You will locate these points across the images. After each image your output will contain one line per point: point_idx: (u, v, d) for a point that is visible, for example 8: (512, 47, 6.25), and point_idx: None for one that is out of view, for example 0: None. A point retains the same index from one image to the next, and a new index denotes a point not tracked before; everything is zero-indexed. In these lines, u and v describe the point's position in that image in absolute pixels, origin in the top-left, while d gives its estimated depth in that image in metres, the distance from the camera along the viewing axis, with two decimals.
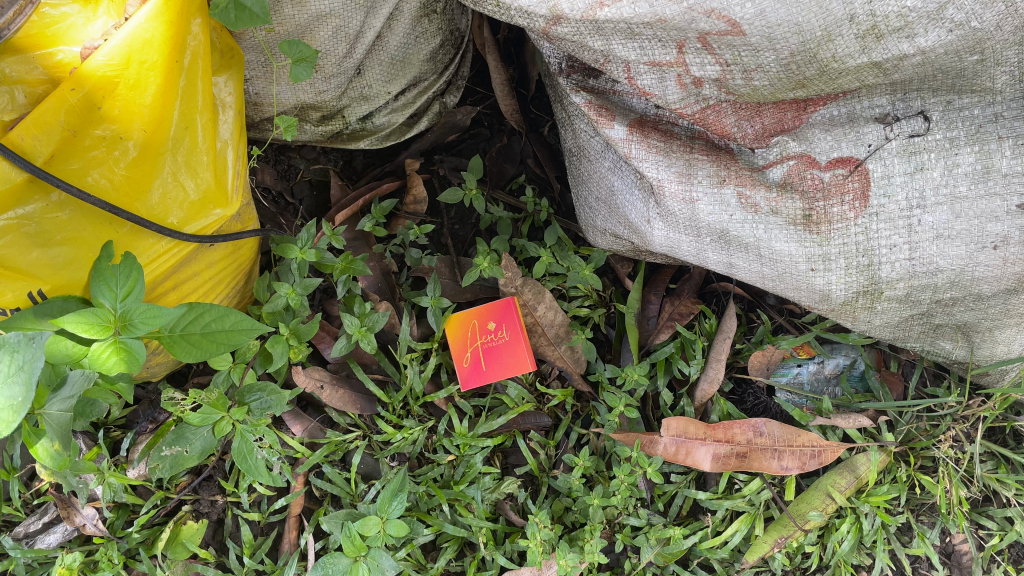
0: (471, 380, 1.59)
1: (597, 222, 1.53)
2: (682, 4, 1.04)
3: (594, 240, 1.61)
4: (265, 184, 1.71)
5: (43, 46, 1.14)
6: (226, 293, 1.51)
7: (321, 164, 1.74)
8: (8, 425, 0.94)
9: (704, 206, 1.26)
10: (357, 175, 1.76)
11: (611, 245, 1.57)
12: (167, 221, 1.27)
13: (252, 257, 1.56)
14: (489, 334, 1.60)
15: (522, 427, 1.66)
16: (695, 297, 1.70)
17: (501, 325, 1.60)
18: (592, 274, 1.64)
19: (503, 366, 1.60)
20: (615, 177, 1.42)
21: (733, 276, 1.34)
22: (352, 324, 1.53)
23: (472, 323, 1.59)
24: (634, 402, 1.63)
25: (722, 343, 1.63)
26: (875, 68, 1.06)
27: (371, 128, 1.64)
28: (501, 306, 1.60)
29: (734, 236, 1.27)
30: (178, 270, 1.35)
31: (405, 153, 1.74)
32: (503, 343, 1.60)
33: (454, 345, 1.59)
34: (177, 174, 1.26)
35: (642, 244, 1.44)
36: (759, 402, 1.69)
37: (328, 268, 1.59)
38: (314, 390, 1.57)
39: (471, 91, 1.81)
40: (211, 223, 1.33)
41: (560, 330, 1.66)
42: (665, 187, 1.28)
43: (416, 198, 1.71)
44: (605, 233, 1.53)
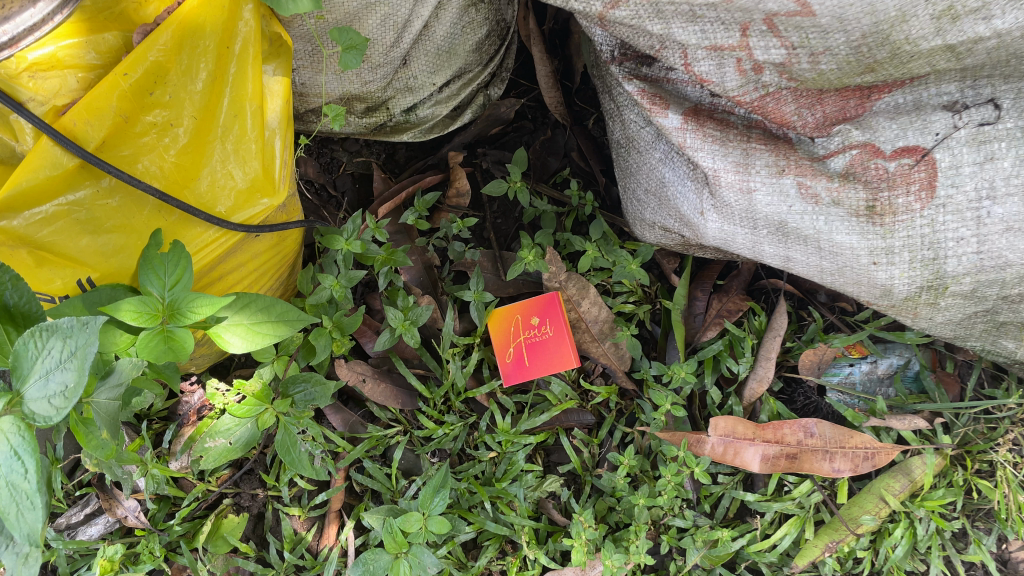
0: (514, 377, 1.57)
1: (646, 214, 1.49)
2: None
3: (643, 234, 1.57)
4: (308, 176, 1.70)
5: (95, 30, 1.13)
6: (270, 286, 1.49)
7: (365, 156, 1.72)
8: (60, 413, 0.88)
9: (761, 196, 1.23)
10: (400, 168, 1.73)
11: (660, 239, 1.53)
12: (215, 210, 1.26)
13: (296, 249, 1.54)
14: (531, 330, 1.57)
15: (565, 425, 1.62)
16: (745, 294, 1.65)
17: (543, 321, 1.58)
18: (639, 268, 1.59)
19: (546, 363, 1.57)
20: (665, 168, 1.38)
21: (791, 270, 1.31)
22: (398, 317, 1.52)
23: (514, 319, 1.59)
24: (680, 400, 1.59)
25: (772, 341, 1.58)
26: (948, 52, 1.02)
27: (415, 120, 1.62)
28: (543, 302, 1.58)
29: (793, 228, 1.23)
30: (224, 260, 1.34)
31: (448, 146, 1.71)
32: (547, 338, 1.57)
33: (497, 341, 1.59)
34: (226, 163, 1.25)
35: (694, 238, 1.40)
36: (810, 402, 1.64)
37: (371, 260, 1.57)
38: (357, 383, 1.56)
39: (515, 83, 1.79)
40: (259, 213, 1.31)
41: (605, 326, 1.63)
42: (722, 177, 1.25)
43: (460, 190, 1.69)
44: (654, 226, 1.50)
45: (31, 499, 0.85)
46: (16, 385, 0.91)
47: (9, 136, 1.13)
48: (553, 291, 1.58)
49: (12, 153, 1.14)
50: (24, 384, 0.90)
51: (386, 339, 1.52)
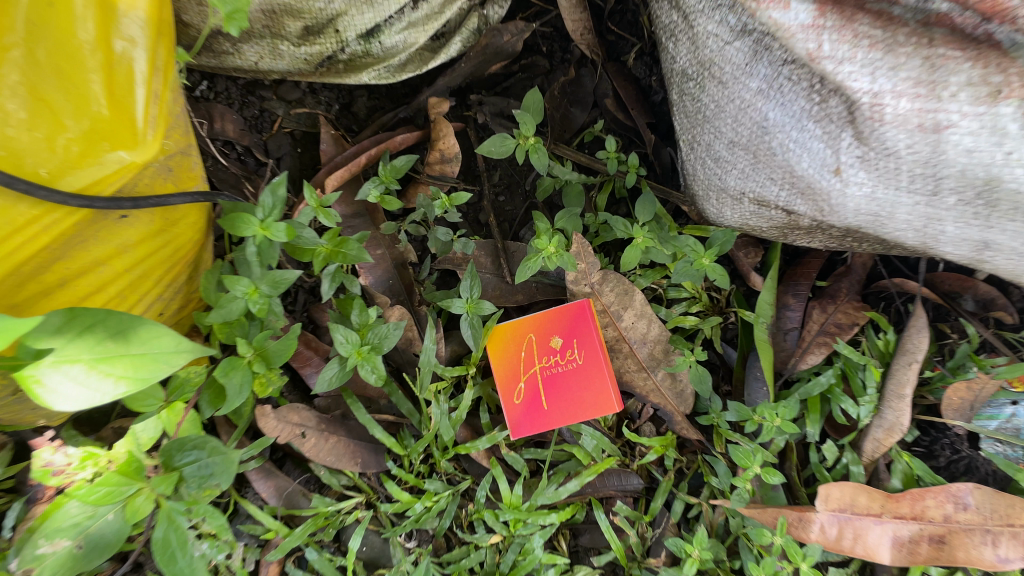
0: (524, 425, 1.07)
1: (729, 179, 0.98)
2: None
3: (720, 210, 1.05)
4: (227, 136, 1.17)
5: None
6: (162, 295, 0.97)
7: (308, 108, 1.20)
8: None
9: (954, 139, 0.70)
10: (359, 125, 1.21)
11: (746, 219, 1.02)
12: (25, 169, 0.72)
13: (194, 247, 1.01)
14: (552, 357, 1.07)
15: (601, 494, 1.11)
16: (860, 300, 1.14)
17: (568, 344, 1.07)
18: (715, 265, 1.04)
19: (571, 407, 1.06)
20: (767, 104, 0.87)
21: (979, 263, 0.82)
22: (351, 343, 1.00)
23: (527, 340, 1.08)
24: (772, 458, 1.08)
25: (907, 371, 1.07)
26: None
27: (378, 52, 1.11)
28: (571, 315, 1.07)
29: (1007, 192, 0.72)
30: (64, 254, 0.81)
31: (427, 91, 1.17)
32: (574, 370, 1.07)
33: (501, 371, 1.09)
34: (37, 86, 0.73)
35: (818, 214, 0.89)
36: (959, 457, 1.13)
37: (299, 254, 0.99)
38: (292, 439, 1.04)
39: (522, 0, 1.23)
40: (109, 175, 0.79)
41: (658, 351, 1.13)
42: (884, 106, 0.72)
43: (444, 154, 1.16)
44: (741, 199, 0.98)
45: None
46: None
47: None
48: (585, 300, 1.07)
49: None
50: None
51: (332, 375, 1.01)
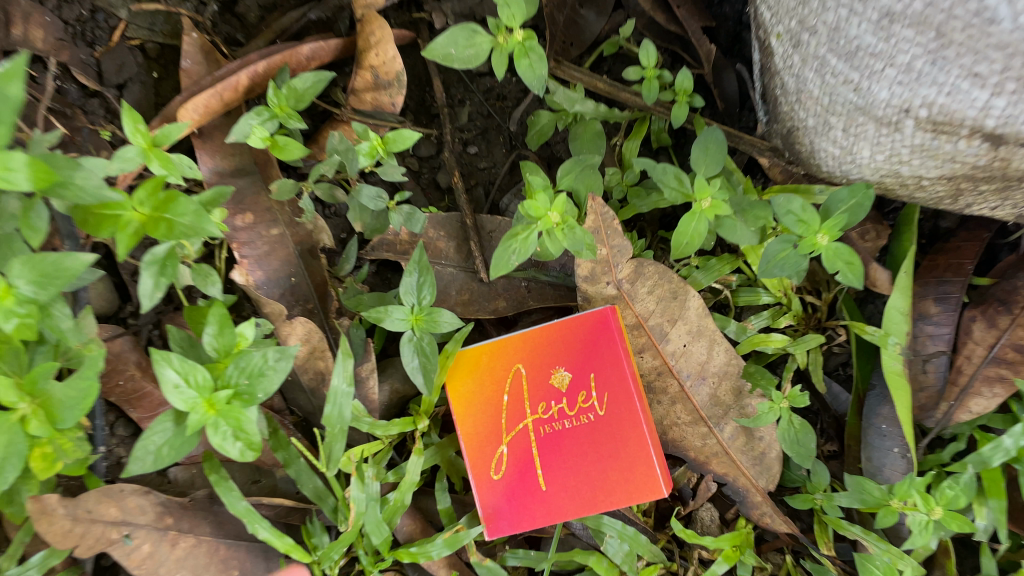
0: (505, 519, 0.64)
1: (871, 90, 0.53)
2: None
3: (834, 155, 0.60)
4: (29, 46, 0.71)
5: None
6: None
7: (164, 5, 0.75)
8: None
9: None
10: (247, 36, 0.77)
11: (892, 169, 0.57)
12: None
13: None
14: (555, 404, 0.64)
15: None
16: None
17: (582, 384, 0.64)
18: (840, 246, 0.59)
19: (585, 489, 0.63)
20: None
21: None
22: (195, 388, 0.56)
23: (512, 376, 0.64)
24: (918, 570, 0.66)
25: None
26: None
27: None
28: (587, 335, 0.64)
29: None
30: None
31: None
32: (591, 425, 0.64)
33: (466, 427, 0.65)
34: None
35: None
36: None
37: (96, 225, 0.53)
38: (106, 547, 0.62)
39: None
40: None
41: (723, 391, 0.69)
42: None
43: (379, 76, 0.71)
44: (896, 127, 0.53)
45: None
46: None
47: None
48: (610, 310, 0.64)
49: None
50: None
51: (158, 440, 0.56)
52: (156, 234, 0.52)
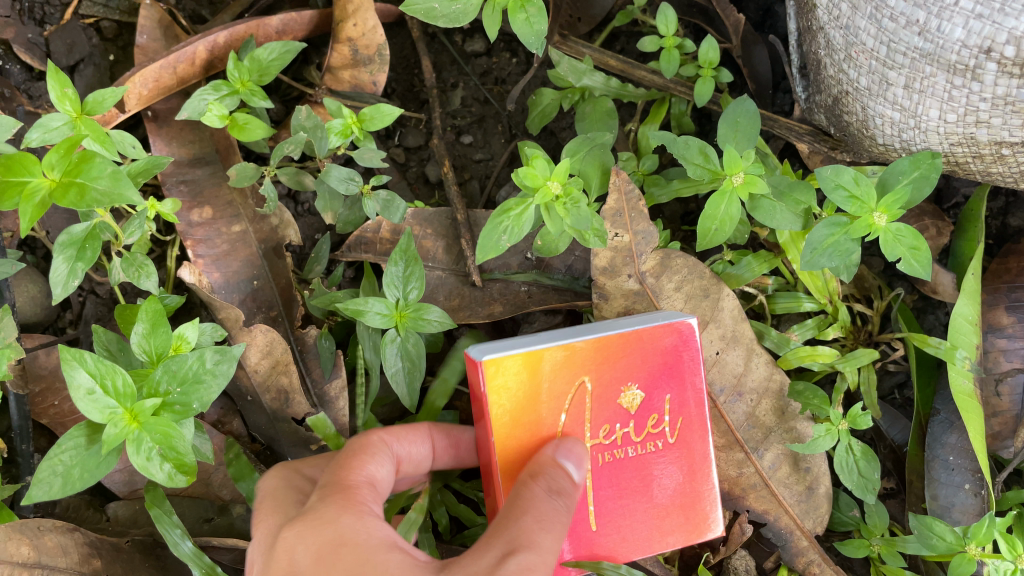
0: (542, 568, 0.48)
1: (942, 31, 0.43)
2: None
3: (899, 123, 0.50)
4: None
5: None
6: None
7: None
8: None
9: None
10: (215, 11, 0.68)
11: (972, 133, 0.47)
12: None
13: None
14: (618, 429, 0.49)
15: None
16: None
17: (652, 408, 0.50)
18: (898, 227, 0.50)
19: (610, 536, 0.50)
20: None
21: None
22: (112, 396, 0.44)
23: (576, 394, 0.48)
24: None
25: None
26: None
27: None
28: (658, 347, 0.50)
29: None
30: None
31: None
32: (647, 455, 0.50)
33: (506, 444, 0.47)
34: None
35: None
36: None
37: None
38: None
39: None
40: None
41: (763, 412, 0.58)
42: None
43: (357, 50, 0.62)
44: (972, 77, 0.44)
45: None
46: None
47: None
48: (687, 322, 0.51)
49: None
50: None
51: (65, 460, 0.45)
52: (64, 201, 0.42)
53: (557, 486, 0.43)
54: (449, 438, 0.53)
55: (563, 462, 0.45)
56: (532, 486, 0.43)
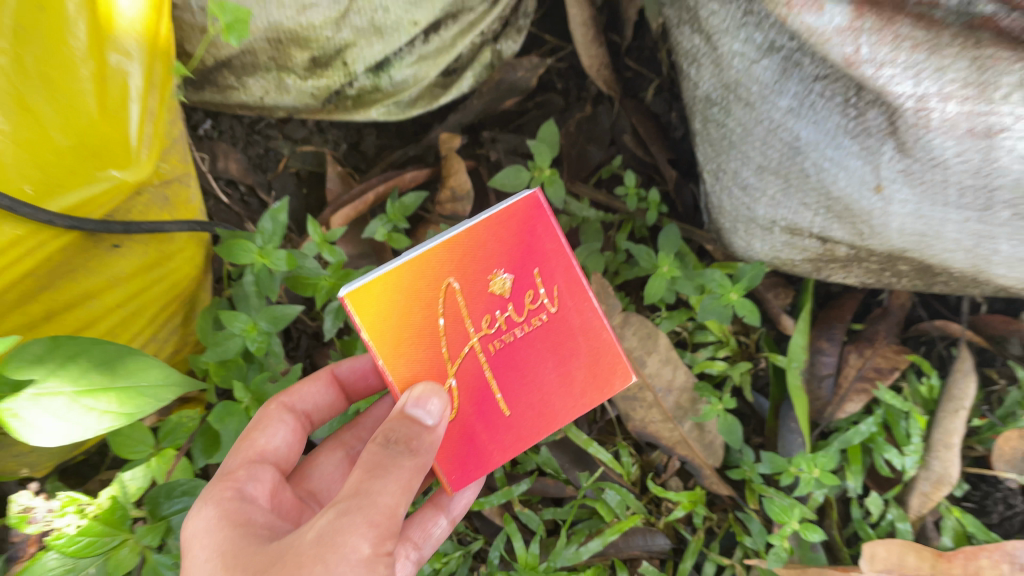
0: (472, 443, 0.75)
1: (755, 209, 0.93)
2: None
3: (748, 245, 0.99)
4: (230, 175, 1.14)
5: None
6: (149, 335, 0.93)
7: (315, 146, 1.16)
8: None
9: (1009, 149, 0.66)
10: (368, 164, 1.17)
11: (776, 253, 0.96)
12: (14, 193, 0.68)
13: (189, 278, 0.97)
14: (498, 316, 0.74)
15: (624, 555, 1.03)
16: (898, 344, 1.07)
17: (527, 283, 0.74)
18: (743, 301, 0.98)
19: (524, 399, 0.76)
20: (799, 126, 0.82)
21: None
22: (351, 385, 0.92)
23: (449, 294, 0.71)
24: (810, 516, 1.01)
25: (955, 421, 1.00)
26: None
27: (387, 87, 1.09)
28: (516, 231, 0.73)
29: None
30: (43, 287, 0.77)
31: (438, 128, 1.15)
32: (527, 335, 0.76)
33: (401, 362, 0.71)
34: (22, 99, 0.68)
35: (853, 241, 0.85)
36: (1014, 515, 1.03)
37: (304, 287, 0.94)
38: None
39: (535, 40, 1.20)
40: (98, 200, 0.75)
41: (684, 400, 1.05)
42: (930, 116, 0.69)
43: (456, 193, 1.11)
44: (772, 230, 0.93)
45: None
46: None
47: None
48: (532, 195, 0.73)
49: None
50: None
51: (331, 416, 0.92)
52: None
53: (395, 437, 0.64)
54: (351, 369, 0.92)
55: (413, 409, 0.66)
56: (370, 445, 0.64)
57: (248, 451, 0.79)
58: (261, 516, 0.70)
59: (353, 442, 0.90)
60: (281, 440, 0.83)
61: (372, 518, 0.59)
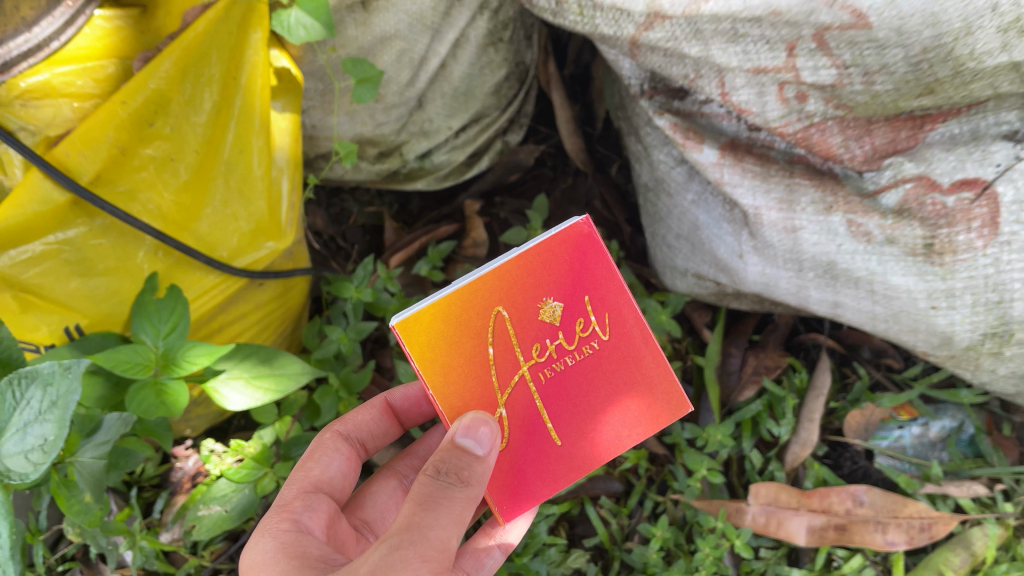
0: (539, 466, 1.00)
1: (676, 261, 1.42)
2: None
3: (673, 282, 1.48)
4: (316, 228, 1.62)
5: (92, 57, 1.03)
6: (275, 341, 1.41)
7: (376, 207, 1.65)
8: (39, 469, 0.91)
9: (808, 235, 1.15)
10: (413, 219, 1.65)
11: (692, 289, 1.44)
12: (216, 253, 1.18)
13: (302, 300, 1.45)
14: (546, 344, 0.98)
15: (591, 493, 1.50)
16: (782, 349, 1.57)
17: (576, 310, 0.99)
18: (670, 320, 1.46)
19: (567, 424, 1.00)
20: (699, 211, 1.29)
21: (839, 317, 1.22)
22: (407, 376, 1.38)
23: (500, 322, 0.95)
24: (717, 466, 1.48)
25: (816, 402, 1.50)
26: (1015, 70, 0.92)
27: (429, 167, 1.56)
28: (555, 266, 0.97)
29: (844, 269, 1.14)
30: (225, 309, 1.26)
31: (464, 195, 1.63)
32: (569, 365, 0.99)
33: (460, 389, 0.94)
34: (229, 202, 1.17)
35: (732, 285, 1.31)
36: (859, 467, 1.51)
37: (379, 311, 1.43)
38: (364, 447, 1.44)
39: (533, 130, 1.70)
40: (261, 258, 1.24)
41: None
42: (763, 215, 1.17)
43: (476, 241, 1.58)
44: (686, 274, 1.41)
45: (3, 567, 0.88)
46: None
47: None
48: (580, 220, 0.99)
49: None
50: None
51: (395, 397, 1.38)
52: None
53: (442, 468, 0.83)
54: (400, 397, 1.21)
55: (460, 438, 0.85)
56: (421, 478, 0.83)
57: (305, 481, 1.02)
58: (315, 548, 0.89)
59: (403, 472, 1.17)
60: (335, 469, 1.06)
61: (427, 549, 0.78)
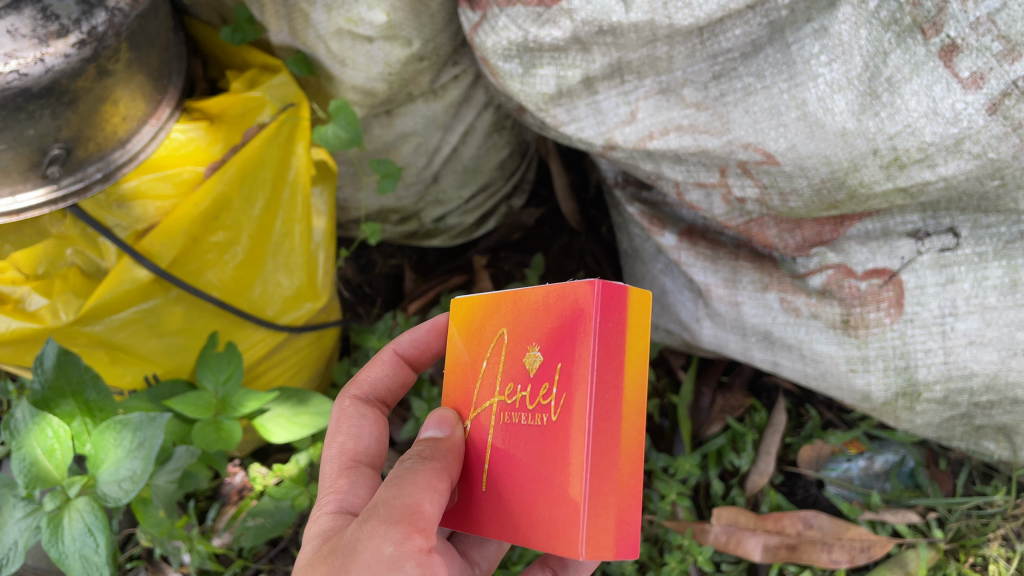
0: (464, 500, 0.96)
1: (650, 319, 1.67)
2: (706, 61, 1.13)
3: (649, 333, 1.72)
4: (346, 277, 1.89)
5: (170, 165, 1.30)
6: (310, 379, 1.67)
7: (398, 259, 1.91)
8: (128, 494, 1.14)
9: (748, 307, 1.40)
10: (429, 270, 1.91)
11: (664, 339, 1.69)
12: (265, 313, 1.45)
13: (333, 344, 1.72)
14: (514, 390, 0.90)
15: None
16: (746, 391, 1.84)
17: (547, 372, 0.84)
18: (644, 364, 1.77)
19: (495, 486, 0.91)
20: (666, 279, 1.56)
21: (780, 373, 1.46)
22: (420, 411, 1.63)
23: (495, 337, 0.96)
24: (686, 491, 1.72)
25: (773, 437, 1.76)
26: (902, 193, 1.13)
27: (443, 228, 1.81)
28: (557, 312, 0.84)
29: (779, 337, 1.39)
30: (270, 356, 1.52)
31: (473, 250, 1.89)
32: (517, 427, 0.88)
33: (461, 384, 1.02)
34: (276, 273, 1.43)
35: (693, 341, 1.57)
36: (809, 494, 1.76)
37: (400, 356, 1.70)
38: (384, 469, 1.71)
39: (536, 194, 1.96)
40: (301, 315, 1.50)
41: None
42: (713, 290, 1.43)
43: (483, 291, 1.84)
44: (658, 328, 1.66)
45: (100, 568, 1.11)
46: (42, 408, 1.22)
47: (96, 255, 1.27)
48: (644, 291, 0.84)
49: (97, 269, 1.28)
50: (99, 470, 1.18)
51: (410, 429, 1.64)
52: None
53: (421, 454, 0.90)
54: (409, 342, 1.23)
55: (429, 428, 0.97)
56: (404, 456, 0.90)
57: (341, 456, 1.05)
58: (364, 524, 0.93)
59: None
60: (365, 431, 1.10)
61: (395, 515, 0.81)
